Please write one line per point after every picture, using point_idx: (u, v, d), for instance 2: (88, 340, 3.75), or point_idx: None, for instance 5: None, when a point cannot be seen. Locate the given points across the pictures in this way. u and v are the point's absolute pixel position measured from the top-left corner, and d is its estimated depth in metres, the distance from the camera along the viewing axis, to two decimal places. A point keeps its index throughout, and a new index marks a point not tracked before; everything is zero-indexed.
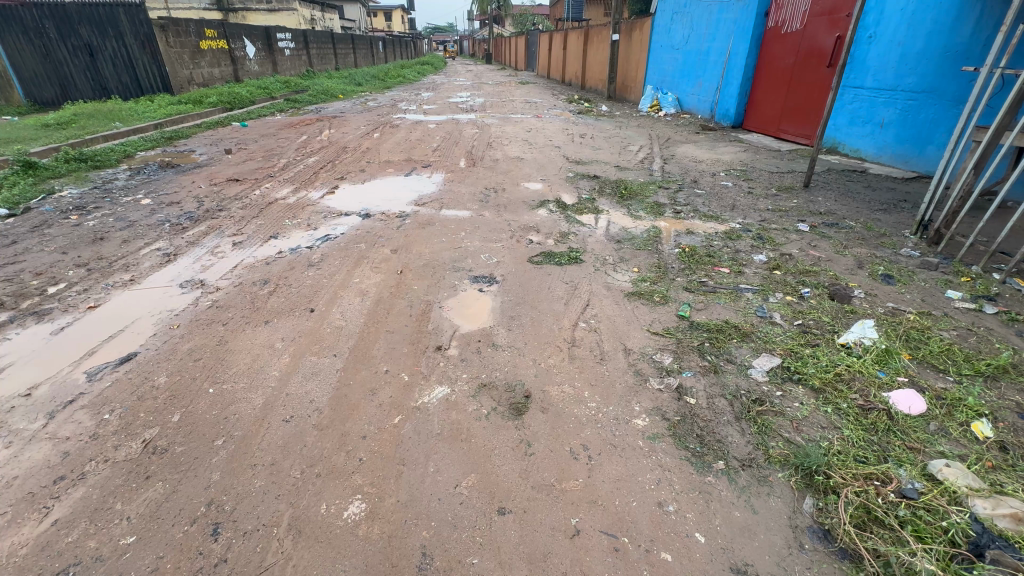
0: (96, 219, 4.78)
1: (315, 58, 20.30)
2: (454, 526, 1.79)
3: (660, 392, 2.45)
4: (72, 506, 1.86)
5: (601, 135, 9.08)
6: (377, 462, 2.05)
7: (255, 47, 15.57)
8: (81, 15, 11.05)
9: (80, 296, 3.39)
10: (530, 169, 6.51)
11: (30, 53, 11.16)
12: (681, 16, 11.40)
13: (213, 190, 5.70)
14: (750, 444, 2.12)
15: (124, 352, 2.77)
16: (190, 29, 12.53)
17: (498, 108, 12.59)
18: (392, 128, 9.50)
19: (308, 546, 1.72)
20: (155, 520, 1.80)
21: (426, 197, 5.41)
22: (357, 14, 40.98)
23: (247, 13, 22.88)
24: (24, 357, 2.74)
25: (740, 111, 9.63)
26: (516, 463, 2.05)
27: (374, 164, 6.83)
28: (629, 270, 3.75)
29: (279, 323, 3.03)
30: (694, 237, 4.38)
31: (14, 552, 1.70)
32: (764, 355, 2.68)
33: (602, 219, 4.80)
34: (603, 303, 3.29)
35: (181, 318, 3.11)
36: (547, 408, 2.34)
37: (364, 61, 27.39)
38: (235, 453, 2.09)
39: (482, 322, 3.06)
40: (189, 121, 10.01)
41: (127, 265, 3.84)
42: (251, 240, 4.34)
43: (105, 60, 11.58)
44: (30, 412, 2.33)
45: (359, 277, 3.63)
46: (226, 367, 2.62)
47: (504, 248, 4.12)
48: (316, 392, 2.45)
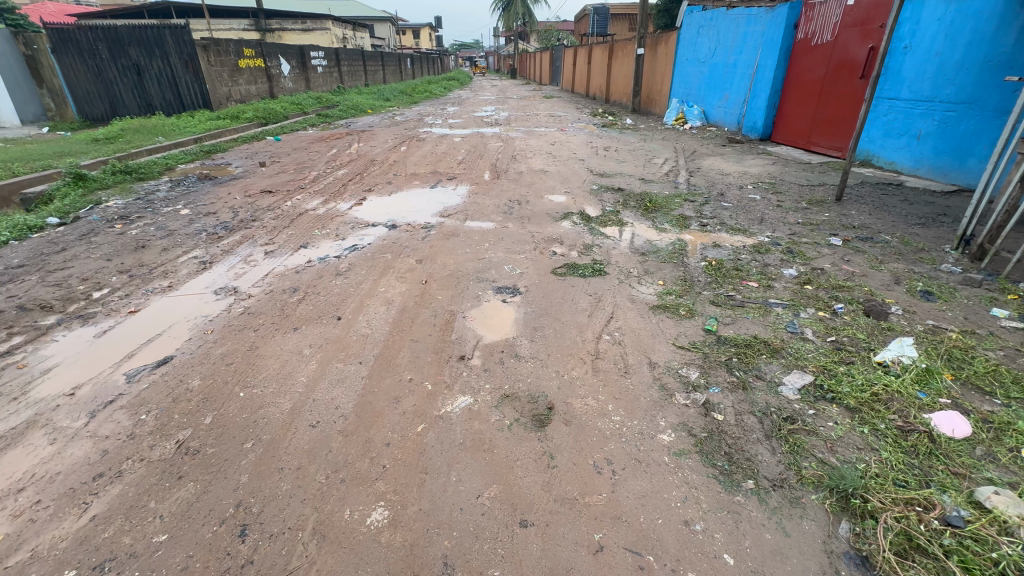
0: (138, 228, 5.01)
1: (346, 75, 20.98)
2: (476, 537, 1.78)
3: (686, 407, 2.39)
4: (109, 503, 1.93)
5: (625, 148, 9.07)
6: (400, 470, 2.06)
7: (290, 64, 16.19)
8: (131, 37, 11.71)
9: (122, 301, 3.55)
10: (553, 182, 6.53)
11: (84, 73, 12.34)
12: (707, 29, 11.38)
13: (247, 201, 5.90)
14: (781, 464, 2.05)
15: (160, 356, 2.88)
16: (230, 49, 12.96)
17: (523, 121, 12.72)
18: (418, 141, 9.71)
19: (331, 551, 1.73)
20: (185, 519, 1.85)
21: (450, 209, 5.49)
22: (387, 32, 42.37)
23: (283, 33, 23.96)
24: (69, 358, 2.88)
25: (768, 124, 9.49)
26: (538, 475, 2.03)
27: (400, 176, 6.96)
28: (654, 283, 3.71)
29: (306, 331, 3.10)
30: (720, 250, 4.30)
31: (54, 546, 1.77)
32: (795, 372, 2.60)
33: (626, 232, 4.78)
34: (627, 316, 3.25)
35: (214, 324, 3.21)
36: (570, 421, 2.32)
37: (392, 77, 28.15)
38: (263, 456, 2.13)
39: (504, 333, 3.07)
40: (226, 135, 10.42)
41: (165, 272, 4.00)
42: (282, 249, 4.47)
43: (151, 78, 12.18)
44: (73, 411, 2.44)
45: (385, 287, 3.69)
46: (255, 372, 2.69)
47: (527, 260, 4.13)
48: (341, 399, 2.49)
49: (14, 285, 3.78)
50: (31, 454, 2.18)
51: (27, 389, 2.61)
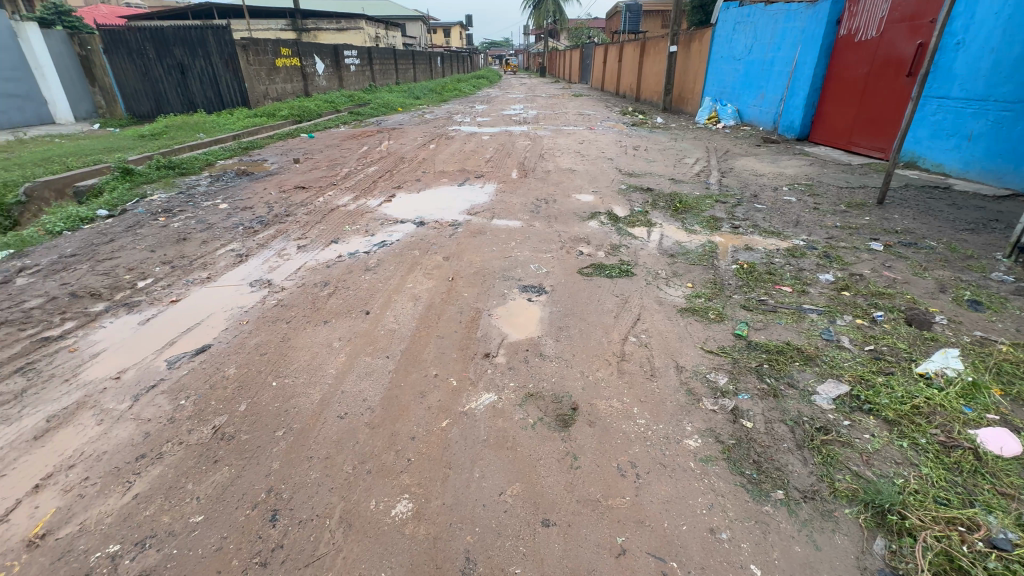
0: (180, 221, 5.23)
1: (378, 74, 21.33)
2: (498, 534, 1.79)
3: (714, 413, 2.35)
4: (150, 483, 2.02)
5: (655, 147, 8.92)
6: (424, 464, 2.10)
7: (324, 63, 16.56)
8: (176, 37, 12.20)
9: (164, 290, 3.72)
10: (581, 181, 6.49)
11: (132, 72, 12.93)
12: (744, 26, 11.07)
13: (282, 196, 6.09)
14: (813, 475, 1.99)
15: (199, 344, 3.00)
16: (268, 48, 13.36)
17: (551, 120, 12.67)
18: (447, 139, 9.79)
19: (356, 540, 1.77)
20: (220, 502, 1.93)
21: (478, 207, 5.52)
22: (419, 31, 42.88)
23: (318, 33, 24.56)
24: (115, 344, 3.03)
25: (806, 124, 9.18)
26: (560, 475, 2.03)
27: (429, 174, 7.04)
28: (682, 286, 3.64)
29: (336, 324, 3.18)
30: (752, 253, 4.19)
31: (100, 521, 1.87)
32: (830, 381, 2.52)
33: (655, 233, 4.70)
34: (654, 318, 3.21)
35: (249, 315, 3.33)
36: (594, 423, 2.30)
37: (422, 75, 28.41)
38: (293, 444, 2.20)
39: (529, 331, 3.07)
40: (263, 132, 10.75)
41: (204, 264, 4.16)
42: (314, 244, 4.59)
43: (193, 76, 12.67)
44: (119, 394, 2.57)
45: (412, 283, 3.75)
46: (287, 363, 2.78)
47: (553, 259, 4.12)
48: (368, 391, 2.54)
49: (67, 273, 4.00)
50: (81, 433, 2.31)
51: (78, 371, 2.76)
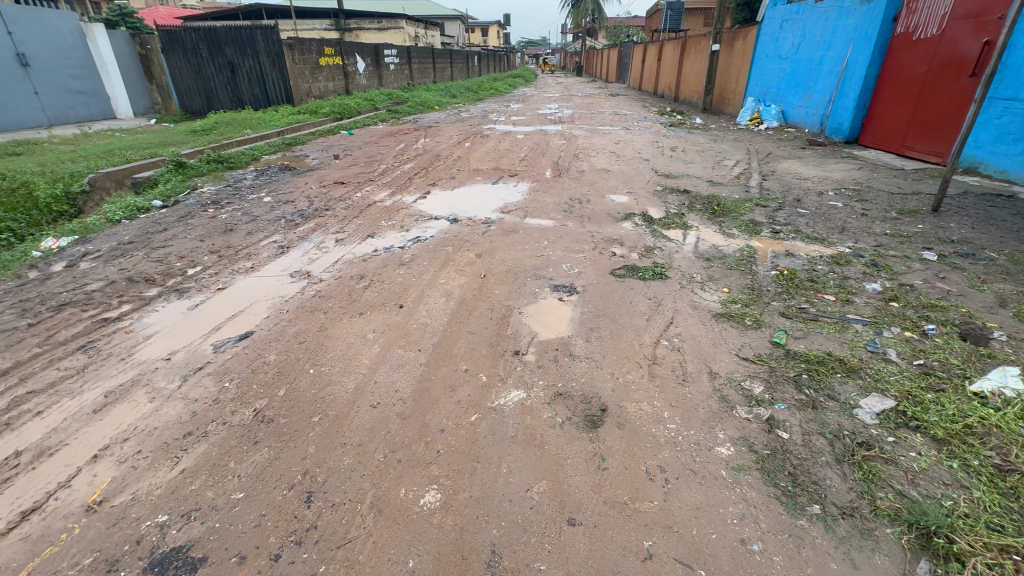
0: (228, 212, 5.48)
1: (416, 72, 21.68)
2: (524, 529, 1.81)
3: (748, 422, 2.29)
4: (196, 459, 2.14)
5: (693, 149, 8.73)
6: (453, 457, 2.13)
7: (365, 62, 16.97)
8: (227, 37, 12.76)
9: (212, 278, 3.92)
10: (616, 182, 6.42)
11: (186, 70, 13.60)
12: (792, 23, 10.67)
13: (322, 191, 6.29)
14: (853, 491, 1.91)
15: (242, 330, 3.14)
16: (312, 48, 13.80)
17: (587, 119, 12.58)
18: (482, 138, 9.87)
19: (386, 526, 1.82)
20: (260, 481, 2.02)
21: (511, 206, 5.54)
22: (457, 30, 43.37)
23: (360, 32, 25.20)
24: (167, 326, 3.22)
25: (856, 126, 8.77)
26: (588, 476, 2.02)
27: (464, 172, 7.11)
28: (718, 290, 3.55)
29: (370, 316, 3.26)
30: (793, 259, 4.05)
31: (151, 492, 1.99)
32: (874, 395, 2.41)
33: (691, 236, 4.61)
34: (687, 322, 3.15)
35: (289, 304, 3.46)
36: (623, 425, 2.29)
37: (459, 74, 28.70)
38: (328, 430, 2.28)
39: (559, 331, 3.07)
40: (306, 129, 11.11)
41: (249, 254, 4.36)
42: (351, 238, 4.73)
43: (242, 74, 13.22)
44: (169, 374, 2.73)
45: (445, 278, 3.80)
46: (324, 351, 2.88)
47: (585, 259, 4.10)
48: (400, 383, 2.60)
49: (125, 259, 4.27)
50: (135, 408, 2.46)
51: (133, 351, 2.95)
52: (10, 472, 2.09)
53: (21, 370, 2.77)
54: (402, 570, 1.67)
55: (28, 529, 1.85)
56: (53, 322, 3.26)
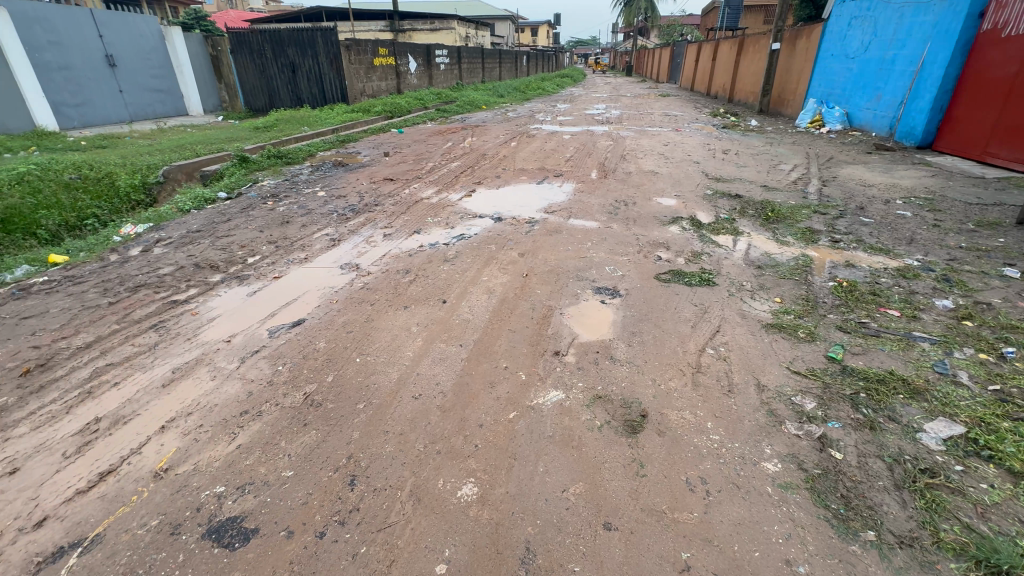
0: (285, 206, 5.77)
1: (465, 72, 21.99)
2: (559, 529, 1.81)
3: (798, 438, 2.18)
4: (250, 436, 2.27)
5: (747, 152, 8.39)
6: (491, 452, 2.16)
7: (417, 62, 17.39)
8: (290, 39, 13.42)
9: (269, 267, 4.14)
10: (664, 184, 6.28)
11: (252, 70, 14.39)
12: (862, 21, 10.05)
13: (372, 187, 6.50)
14: (913, 520, 1.79)
15: (295, 318, 3.31)
16: (367, 48, 14.30)
17: (635, 120, 12.33)
18: (528, 137, 9.88)
19: (424, 514, 1.87)
20: (308, 461, 2.12)
21: (555, 206, 5.53)
22: (507, 30, 43.64)
23: (412, 33, 25.87)
24: (228, 311, 3.43)
25: (930, 130, 8.17)
26: (625, 481, 2.00)
27: (509, 171, 7.16)
28: (769, 300, 3.41)
29: (415, 310, 3.35)
30: (854, 271, 3.82)
31: (210, 464, 2.13)
32: (941, 420, 2.24)
33: (741, 242, 4.44)
34: (735, 330, 3.04)
35: (339, 295, 3.61)
36: (663, 432, 2.24)
37: (507, 73, 28.87)
38: (372, 418, 2.36)
39: (600, 333, 3.04)
40: (359, 127, 11.51)
41: (303, 246, 4.57)
42: (398, 233, 4.87)
43: (302, 74, 13.86)
44: (229, 355, 2.91)
45: (488, 276, 3.85)
46: (370, 342, 2.98)
47: (629, 262, 4.04)
48: (442, 376, 2.66)
49: (193, 246, 4.58)
50: (199, 385, 2.65)
51: (198, 332, 3.16)
52: (90, 436, 2.30)
53: (102, 344, 3.03)
54: (438, 558, 1.72)
55: (104, 489, 2.03)
56: (130, 302, 3.54)
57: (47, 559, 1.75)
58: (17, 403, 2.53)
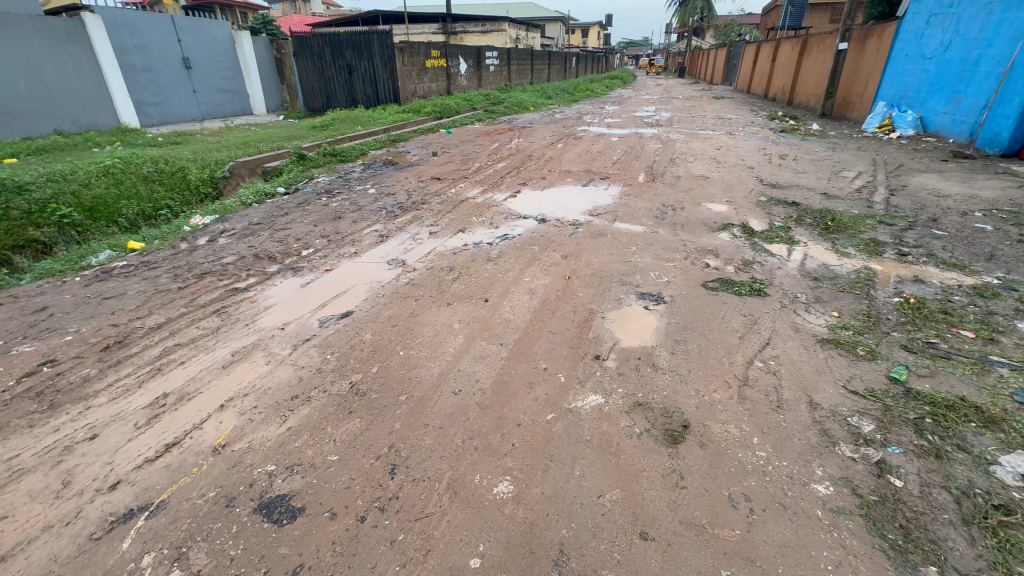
0: (338, 202, 6.01)
1: (514, 74, 22.12)
2: (594, 535, 1.79)
3: (853, 461, 2.06)
4: (300, 420, 2.39)
5: (806, 157, 7.98)
6: (528, 451, 2.17)
7: (467, 63, 17.67)
8: (348, 42, 13.99)
9: (321, 260, 4.34)
10: (715, 190, 6.07)
11: (311, 71, 15.10)
12: (942, 18, 9.34)
13: (420, 186, 6.66)
14: (982, 560, 1.65)
15: (344, 309, 3.45)
16: (420, 50, 14.69)
17: (686, 123, 11.99)
18: (575, 139, 9.83)
19: (460, 507, 1.91)
20: (352, 447, 2.21)
21: (600, 209, 5.47)
22: (558, 32, 43.50)
23: (464, 35, 26.29)
24: (283, 300, 3.63)
25: (1018, 137, 7.49)
26: (664, 491, 1.96)
27: (555, 173, 7.14)
28: (826, 314, 3.23)
29: (457, 307, 3.41)
30: (922, 287, 3.56)
31: (263, 443, 2.26)
32: (1019, 453, 2.05)
33: (797, 252, 4.23)
34: (787, 344, 2.91)
35: (385, 289, 3.73)
36: (705, 444, 2.17)
37: (556, 75, 28.78)
38: (413, 410, 2.43)
39: (643, 340, 2.99)
40: (409, 127, 11.82)
41: (353, 241, 4.75)
42: (444, 231, 4.97)
43: (358, 75, 14.40)
44: (282, 341, 3.08)
45: (531, 277, 3.87)
46: (414, 336, 3.07)
47: (675, 268, 3.94)
48: (481, 373, 2.70)
49: (253, 238, 4.86)
50: (255, 368, 2.81)
51: (255, 319, 3.36)
52: (159, 409, 2.49)
53: (172, 325, 3.27)
54: (472, 552, 1.74)
55: (169, 459, 2.19)
56: (197, 288, 3.81)
57: (120, 519, 1.91)
58: (98, 374, 2.77)
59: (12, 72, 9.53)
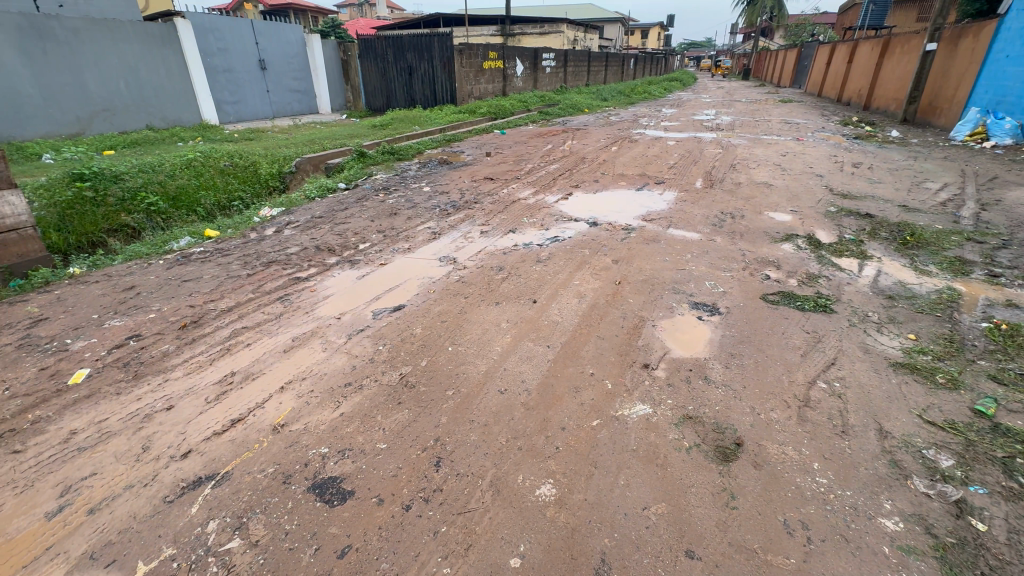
0: (394, 199, 6.22)
1: (571, 75, 21.99)
2: (637, 547, 1.75)
3: (927, 498, 1.90)
4: (352, 406, 2.50)
5: (883, 166, 7.43)
6: (572, 456, 2.15)
7: (524, 65, 17.78)
8: (410, 44, 14.45)
9: (377, 254, 4.50)
10: (778, 198, 5.78)
11: (374, 72, 15.71)
12: None
13: (473, 185, 6.77)
14: None
15: (396, 303, 3.56)
16: (478, 52, 14.93)
17: (749, 128, 11.48)
18: (630, 142, 9.65)
19: (502, 506, 1.92)
20: (400, 437, 2.28)
21: (654, 214, 5.34)
22: (617, 33, 42.86)
23: (522, 37, 26.46)
24: (340, 290, 3.80)
25: None
26: (713, 510, 1.88)
27: (608, 176, 7.05)
28: (901, 336, 2.99)
29: (505, 306, 3.44)
30: (1016, 312, 3.22)
31: (318, 425, 2.38)
32: None
33: (869, 268, 3.94)
34: (854, 365, 2.72)
35: (436, 285, 3.82)
36: (760, 465, 2.07)
37: (613, 77, 28.36)
38: (459, 406, 2.47)
39: (694, 351, 2.89)
40: (464, 127, 12.03)
41: (407, 237, 4.90)
42: (494, 231, 5.02)
43: (417, 76, 14.83)
44: (338, 330, 3.22)
45: (579, 280, 3.83)
46: (462, 333, 3.12)
47: (732, 279, 3.78)
48: (527, 374, 2.70)
49: (315, 230, 5.12)
50: (312, 354, 2.96)
51: (315, 307, 3.54)
52: (227, 387, 2.68)
53: (240, 309, 3.51)
54: (512, 551, 1.75)
55: (234, 434, 2.35)
56: (264, 275, 4.06)
57: (189, 486, 2.07)
58: (175, 351, 3.02)
59: (113, 71, 10.56)
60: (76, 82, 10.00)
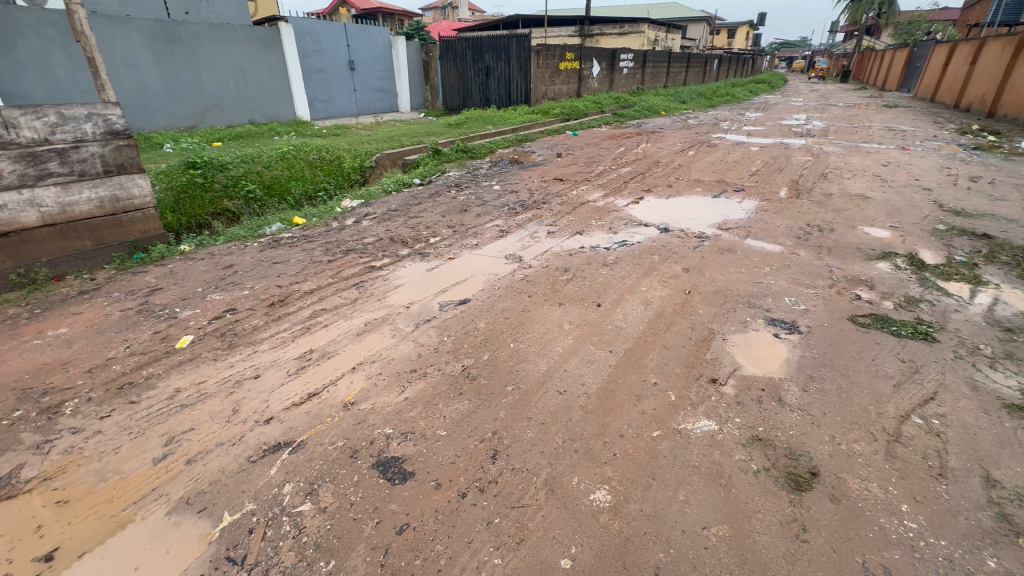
0: (465, 195, 6.39)
1: (649, 76, 21.39)
2: (694, 566, 1.69)
3: None
4: (416, 392, 2.60)
5: (1009, 181, 6.53)
6: (629, 465, 2.11)
7: (600, 66, 17.54)
8: (488, 45, 14.75)
9: (446, 248, 4.66)
10: (876, 212, 5.27)
11: (452, 73, 16.20)
12: None
13: (543, 185, 6.79)
14: None
15: (462, 296, 3.67)
16: (555, 53, 14.94)
17: (846, 134, 10.55)
18: (709, 147, 9.22)
19: (556, 505, 1.92)
20: (459, 426, 2.35)
21: (731, 223, 5.08)
22: (701, 33, 41.06)
23: (600, 38, 26.14)
24: (410, 281, 3.97)
25: None
26: (781, 540, 1.76)
27: (683, 181, 6.79)
28: (1020, 375, 2.62)
29: (569, 308, 3.43)
30: None
31: (385, 407, 2.51)
32: None
33: (983, 295, 3.49)
34: (959, 402, 2.43)
35: (501, 282, 3.89)
36: (838, 499, 1.91)
37: (693, 78, 27.21)
38: (517, 402, 2.50)
39: (769, 369, 2.72)
40: (537, 127, 12.09)
41: (475, 233, 5.02)
42: (562, 232, 5.01)
43: (493, 77, 15.10)
44: (407, 319, 3.37)
45: (647, 287, 3.73)
46: (525, 331, 3.14)
47: (816, 296, 3.51)
48: (588, 377, 2.68)
49: (390, 222, 5.38)
50: (382, 339, 3.12)
51: (386, 295, 3.73)
52: (306, 362, 2.90)
53: (320, 292, 3.77)
54: (564, 552, 1.75)
55: (310, 406, 2.54)
56: (342, 262, 4.34)
57: (270, 449, 2.26)
58: (263, 326, 3.31)
59: (224, 70, 11.71)
60: (194, 79, 11.20)
